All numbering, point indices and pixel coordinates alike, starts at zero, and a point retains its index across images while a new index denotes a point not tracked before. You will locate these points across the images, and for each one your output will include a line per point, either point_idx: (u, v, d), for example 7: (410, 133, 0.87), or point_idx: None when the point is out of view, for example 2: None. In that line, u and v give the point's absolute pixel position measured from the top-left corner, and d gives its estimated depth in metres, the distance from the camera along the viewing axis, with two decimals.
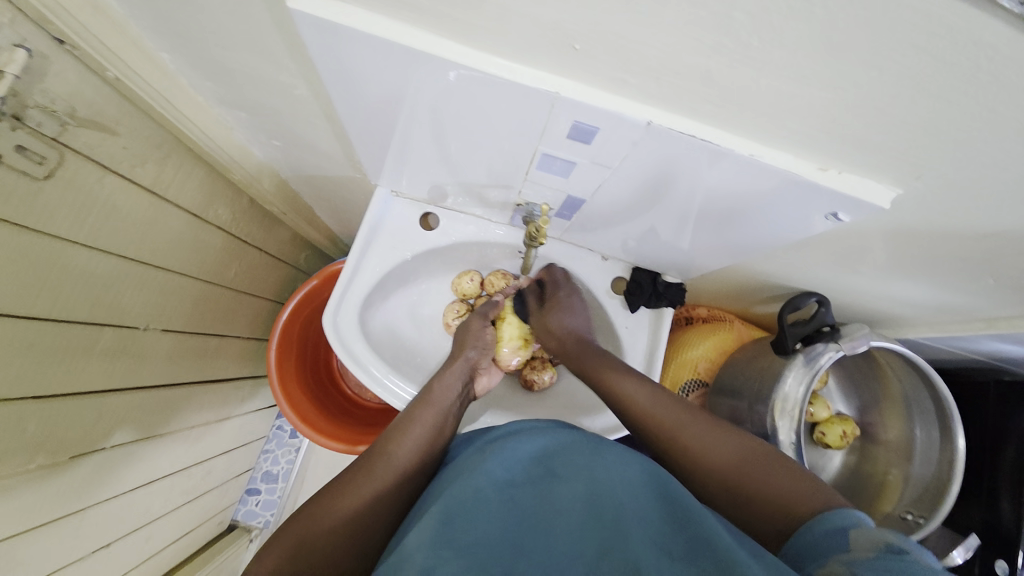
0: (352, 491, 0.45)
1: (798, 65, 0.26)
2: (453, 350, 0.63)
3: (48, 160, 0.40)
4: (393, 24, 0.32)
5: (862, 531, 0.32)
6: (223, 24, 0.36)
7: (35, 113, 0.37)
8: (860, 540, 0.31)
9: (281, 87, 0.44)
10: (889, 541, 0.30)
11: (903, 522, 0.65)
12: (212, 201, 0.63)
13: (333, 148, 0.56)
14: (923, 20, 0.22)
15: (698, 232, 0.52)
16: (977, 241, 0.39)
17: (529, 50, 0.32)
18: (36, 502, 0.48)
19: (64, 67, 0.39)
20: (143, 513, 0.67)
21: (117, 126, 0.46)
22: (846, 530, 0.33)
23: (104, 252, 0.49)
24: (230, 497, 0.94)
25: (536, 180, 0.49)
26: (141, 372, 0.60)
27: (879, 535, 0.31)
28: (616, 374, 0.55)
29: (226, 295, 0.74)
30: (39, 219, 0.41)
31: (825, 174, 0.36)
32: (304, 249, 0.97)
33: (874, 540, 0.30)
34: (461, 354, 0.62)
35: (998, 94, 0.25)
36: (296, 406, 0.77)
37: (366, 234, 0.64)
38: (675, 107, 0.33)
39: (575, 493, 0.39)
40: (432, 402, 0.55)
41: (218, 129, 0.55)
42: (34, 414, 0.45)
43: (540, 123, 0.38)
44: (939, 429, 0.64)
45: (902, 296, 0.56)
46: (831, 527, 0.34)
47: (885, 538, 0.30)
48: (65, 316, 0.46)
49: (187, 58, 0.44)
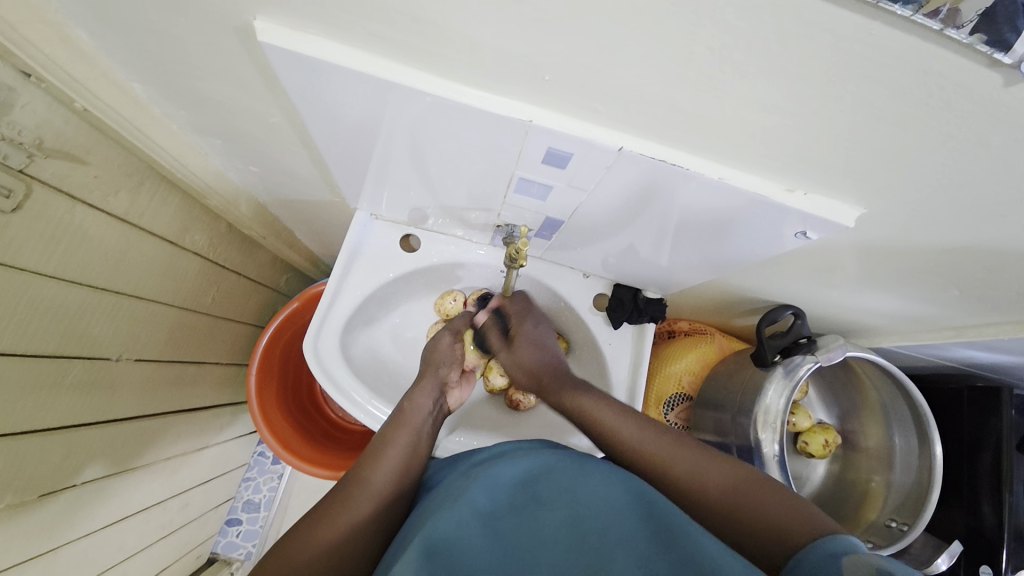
0: (330, 521, 0.44)
1: (761, 95, 0.27)
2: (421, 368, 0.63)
3: (15, 193, 0.39)
4: (367, 56, 0.32)
5: (857, 557, 0.32)
6: (194, 54, 0.36)
7: (2, 145, 0.37)
8: (853, 565, 0.31)
9: (257, 116, 0.44)
10: (881, 565, 0.29)
11: (889, 530, 0.65)
12: (188, 227, 0.62)
13: (311, 173, 0.56)
14: (874, 52, 0.23)
15: (675, 249, 0.53)
16: (941, 255, 0.41)
17: (501, 80, 0.32)
18: (2, 546, 0.46)
19: (32, 98, 0.38)
20: (116, 551, 0.65)
21: (88, 155, 0.45)
22: (842, 556, 0.33)
23: (72, 282, 0.47)
24: (209, 529, 0.91)
25: (514, 202, 0.50)
26: (113, 404, 0.58)
27: (872, 559, 0.31)
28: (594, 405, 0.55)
29: (204, 321, 0.73)
30: (6, 253, 0.40)
31: (792, 194, 0.37)
32: (283, 272, 0.96)
33: (867, 563, 0.30)
34: (430, 371, 0.62)
35: (950, 120, 0.26)
36: (276, 433, 0.75)
37: (346, 257, 0.64)
38: (646, 133, 0.34)
39: (558, 521, 0.38)
40: (405, 422, 0.55)
41: (194, 156, 0.55)
42: (1, 452, 0.44)
43: (516, 149, 0.39)
44: (917, 435, 0.65)
45: (874, 307, 0.57)
46: (827, 554, 0.34)
47: (877, 563, 0.30)
48: (32, 350, 0.45)
49: (160, 88, 0.44)
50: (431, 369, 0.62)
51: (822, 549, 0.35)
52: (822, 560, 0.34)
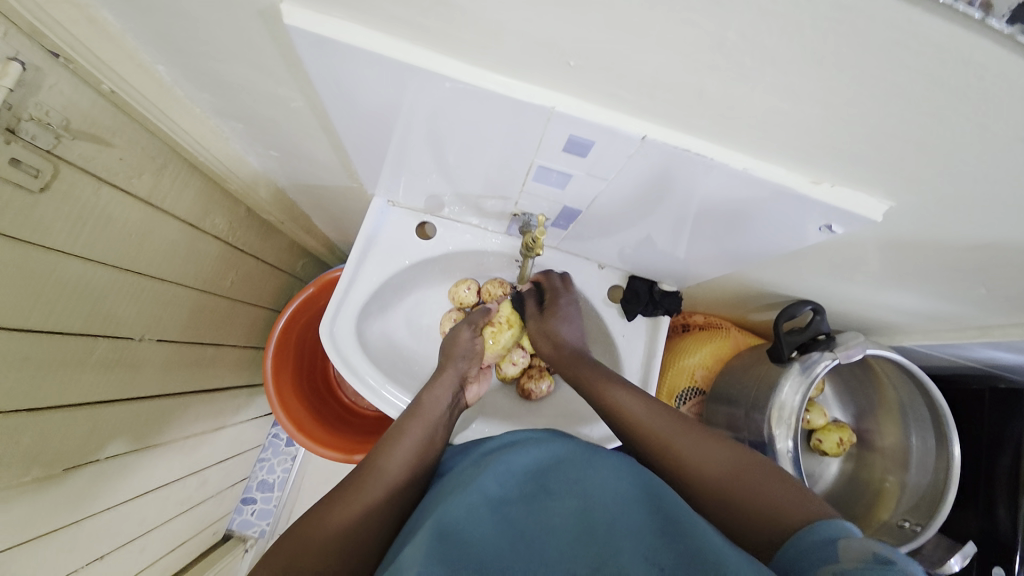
0: (345, 506, 0.44)
1: (791, 83, 0.26)
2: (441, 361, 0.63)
3: (43, 173, 0.40)
4: (390, 39, 0.32)
5: (850, 543, 0.32)
6: (218, 37, 0.36)
7: (31, 125, 0.37)
8: (850, 551, 0.31)
9: (277, 100, 0.44)
10: (877, 552, 0.30)
11: (900, 530, 0.65)
12: (208, 211, 0.63)
13: (329, 158, 0.56)
14: (913, 39, 0.22)
15: (694, 241, 0.52)
16: (971, 252, 0.40)
17: (524, 65, 0.32)
18: (31, 515, 0.48)
19: (58, 79, 0.39)
20: (137, 525, 0.67)
21: (112, 137, 0.45)
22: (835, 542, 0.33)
23: (97, 262, 0.48)
24: (225, 506, 0.93)
25: (532, 191, 0.50)
26: (136, 382, 0.59)
27: (867, 545, 0.31)
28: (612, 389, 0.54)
29: (223, 304, 0.74)
30: (34, 232, 0.40)
31: (818, 187, 0.36)
32: (300, 257, 0.97)
33: (862, 550, 0.31)
34: (449, 366, 0.62)
35: (988, 112, 0.25)
36: (292, 415, 0.76)
37: (363, 243, 0.64)
38: (670, 122, 0.34)
39: (567, 511, 0.39)
40: (422, 414, 0.55)
41: (215, 140, 0.56)
42: (31, 426, 0.45)
43: (536, 136, 0.38)
44: (935, 436, 0.64)
45: (896, 304, 0.56)
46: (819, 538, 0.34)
47: (875, 550, 0.30)
48: (59, 328, 0.46)
49: (183, 71, 0.44)
50: (451, 363, 0.63)
51: (817, 535, 0.35)
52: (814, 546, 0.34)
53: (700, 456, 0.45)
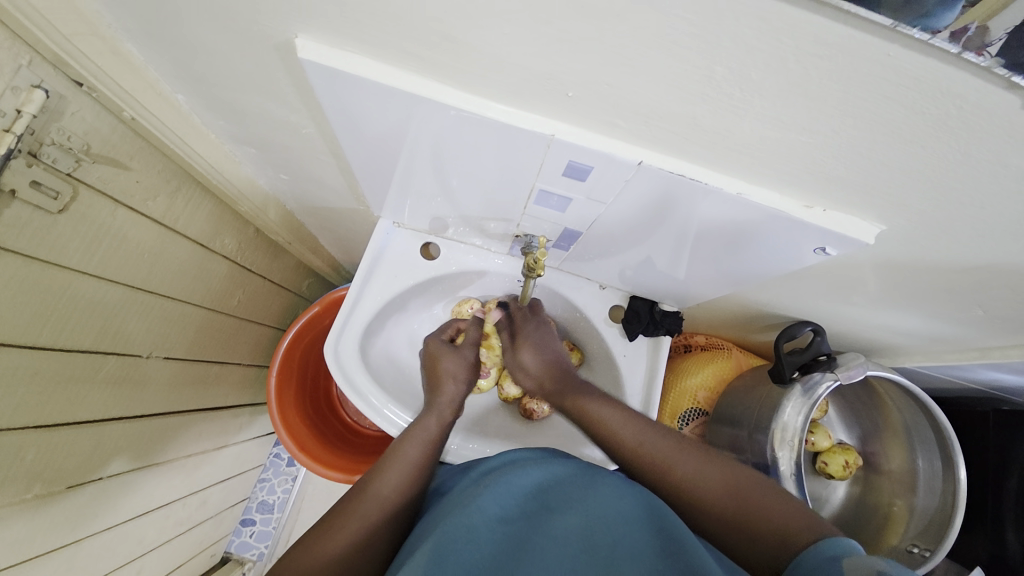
0: (339, 534, 0.44)
1: (780, 112, 0.28)
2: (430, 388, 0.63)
3: (62, 195, 0.41)
4: (398, 71, 0.34)
5: (856, 560, 0.31)
6: (235, 68, 0.38)
7: (52, 150, 0.39)
8: (854, 567, 0.30)
9: (290, 126, 0.46)
10: (881, 569, 0.29)
11: (910, 556, 0.64)
12: (219, 232, 0.64)
13: (338, 182, 0.58)
14: (891, 73, 0.24)
15: (693, 262, 0.53)
16: (963, 274, 0.40)
17: (525, 95, 0.33)
18: (30, 532, 0.48)
19: (81, 107, 0.41)
20: (135, 545, 0.67)
21: (130, 161, 0.47)
22: (841, 559, 0.32)
23: (110, 281, 0.50)
24: (224, 528, 0.93)
25: (534, 214, 0.51)
26: (141, 400, 0.60)
27: (872, 561, 0.30)
28: (604, 413, 0.53)
29: (229, 323, 0.75)
30: (50, 251, 0.42)
31: (811, 211, 0.37)
32: (305, 277, 0.98)
33: (867, 566, 0.30)
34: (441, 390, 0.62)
35: (968, 140, 0.26)
36: (293, 435, 0.76)
37: (369, 264, 0.66)
38: (666, 148, 0.35)
39: (567, 529, 0.38)
40: (413, 439, 0.55)
41: (228, 164, 0.57)
42: (35, 442, 0.46)
43: (538, 161, 0.40)
44: (941, 459, 0.64)
45: (895, 325, 0.57)
46: (823, 559, 0.33)
47: (878, 565, 0.29)
48: (69, 345, 0.47)
49: (200, 99, 0.46)
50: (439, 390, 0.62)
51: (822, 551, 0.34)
52: (818, 564, 0.33)
53: (694, 472, 0.45)
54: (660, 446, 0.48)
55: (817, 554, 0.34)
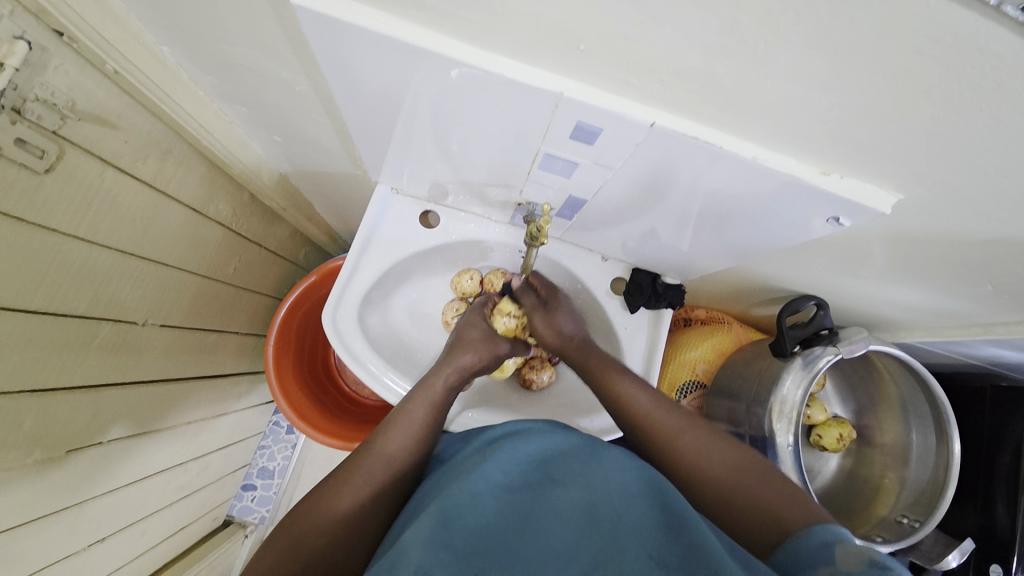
0: (346, 490, 0.45)
1: (805, 68, 0.26)
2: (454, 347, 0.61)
3: (48, 154, 0.40)
4: (399, 21, 0.32)
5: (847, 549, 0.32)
6: (224, 18, 0.36)
7: (36, 106, 0.37)
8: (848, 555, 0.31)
9: (283, 83, 0.44)
10: (873, 557, 0.30)
11: (899, 526, 0.65)
12: (212, 196, 0.63)
13: (334, 144, 0.56)
14: (930, 28, 0.22)
15: (698, 234, 0.52)
16: (976, 247, 0.39)
17: (534, 48, 0.31)
18: (33, 497, 0.48)
19: (64, 59, 0.38)
20: (138, 509, 0.67)
21: (118, 120, 0.45)
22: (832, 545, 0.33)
23: (101, 246, 0.48)
24: (226, 493, 0.94)
25: (537, 180, 0.49)
26: (139, 367, 0.60)
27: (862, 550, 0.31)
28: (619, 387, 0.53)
29: (225, 290, 0.74)
30: (38, 213, 0.40)
31: (827, 178, 0.36)
32: (302, 245, 0.96)
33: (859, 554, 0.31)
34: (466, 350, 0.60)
35: (998, 104, 0.25)
36: (292, 403, 0.76)
37: (366, 232, 0.64)
38: (679, 108, 0.33)
39: (570, 500, 0.38)
40: (422, 396, 0.55)
41: (219, 124, 0.55)
42: (33, 408, 0.45)
43: (543, 123, 0.38)
44: (936, 433, 0.64)
45: (900, 300, 0.56)
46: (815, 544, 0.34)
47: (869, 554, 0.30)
48: (62, 311, 0.46)
49: (189, 52, 0.44)
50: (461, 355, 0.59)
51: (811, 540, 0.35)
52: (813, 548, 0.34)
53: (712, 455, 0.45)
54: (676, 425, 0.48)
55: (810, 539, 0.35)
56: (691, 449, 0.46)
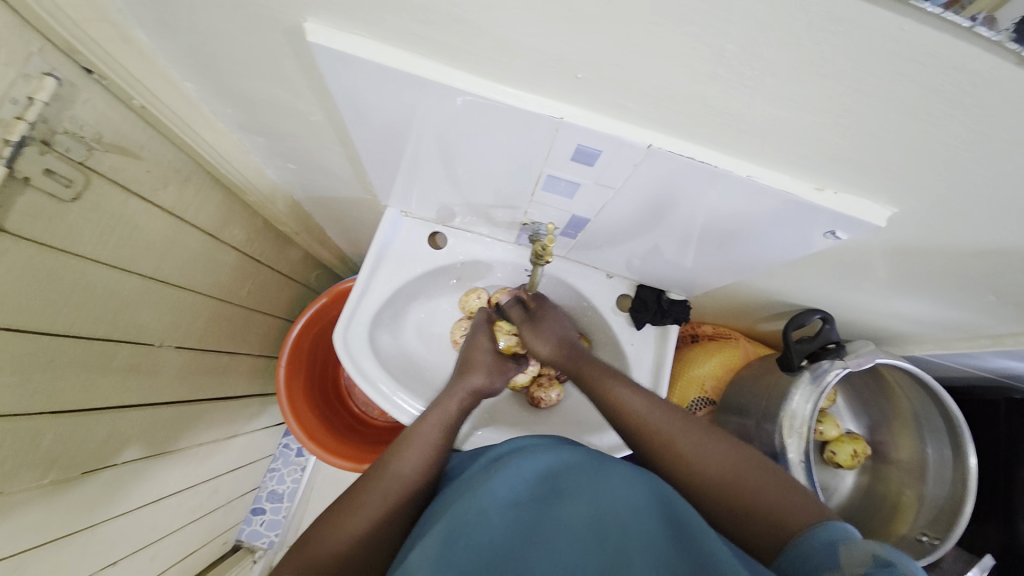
0: (358, 509, 0.45)
1: (792, 91, 0.27)
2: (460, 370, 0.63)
3: (75, 183, 0.42)
4: (407, 55, 0.34)
5: (850, 546, 0.33)
6: (244, 56, 0.39)
7: (65, 138, 0.39)
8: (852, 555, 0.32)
9: (298, 114, 0.46)
10: (878, 553, 0.31)
11: (920, 544, 0.63)
12: (228, 222, 0.65)
13: (345, 171, 0.58)
14: (906, 50, 0.23)
15: (700, 250, 0.53)
16: (975, 258, 0.40)
17: (534, 77, 0.33)
18: (47, 518, 0.49)
19: (92, 94, 0.41)
20: (149, 531, 0.68)
21: (141, 151, 0.48)
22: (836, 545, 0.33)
23: (123, 271, 0.50)
24: (235, 516, 0.94)
25: (541, 200, 0.51)
26: (154, 389, 0.61)
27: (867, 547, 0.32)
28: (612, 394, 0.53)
29: (239, 313, 0.76)
30: (63, 238, 0.42)
31: (822, 193, 0.37)
32: (313, 268, 0.99)
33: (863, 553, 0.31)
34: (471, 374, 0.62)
35: (981, 119, 0.26)
36: (303, 424, 0.77)
37: (376, 254, 0.66)
38: (674, 130, 0.35)
39: (578, 513, 0.38)
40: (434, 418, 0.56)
41: (236, 153, 0.58)
42: (50, 428, 0.47)
43: (545, 146, 0.40)
44: (952, 448, 0.63)
45: (906, 312, 0.56)
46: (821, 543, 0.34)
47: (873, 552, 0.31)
48: (84, 333, 0.48)
49: (209, 87, 0.47)
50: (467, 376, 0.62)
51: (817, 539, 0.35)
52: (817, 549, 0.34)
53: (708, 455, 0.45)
54: (671, 425, 0.48)
55: (816, 539, 0.35)
56: (689, 451, 0.45)
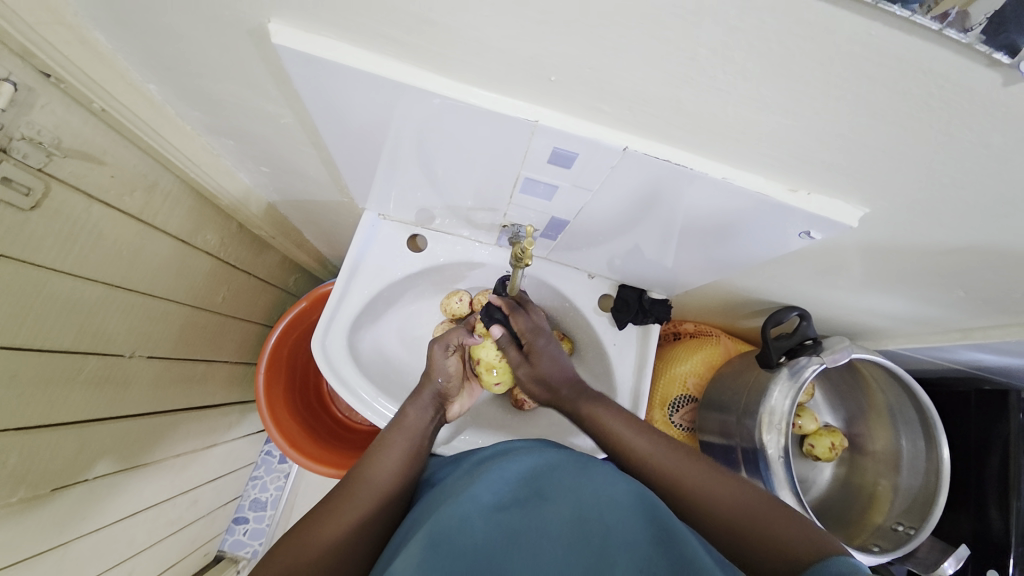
0: (336, 518, 0.44)
1: (765, 94, 0.27)
2: (421, 378, 0.62)
3: (34, 191, 0.40)
4: (379, 57, 0.33)
5: None
6: (213, 58, 0.37)
7: (23, 145, 0.38)
8: None
9: (268, 116, 0.45)
10: None
11: (895, 534, 0.65)
12: (200, 227, 0.63)
13: (320, 174, 0.57)
14: (874, 53, 0.23)
15: (680, 250, 0.54)
16: (945, 255, 0.41)
17: (507, 80, 0.33)
18: (16, 537, 0.47)
19: (50, 99, 0.39)
20: (126, 546, 0.66)
21: (104, 156, 0.46)
22: None
23: (87, 279, 0.48)
24: (216, 527, 0.92)
25: (520, 203, 0.50)
26: (126, 400, 0.59)
27: None
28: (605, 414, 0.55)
29: (214, 320, 0.74)
30: (24, 249, 0.40)
31: (796, 194, 0.37)
32: (291, 272, 0.97)
33: None
34: (435, 379, 0.61)
35: (947, 119, 0.26)
36: (283, 431, 0.76)
37: (353, 259, 0.65)
38: (649, 133, 0.35)
39: (560, 516, 0.38)
40: (405, 425, 0.56)
41: (206, 157, 0.56)
42: (17, 445, 0.45)
43: (521, 150, 0.39)
44: (925, 439, 0.65)
45: (880, 309, 0.57)
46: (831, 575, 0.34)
47: None
48: (48, 346, 0.46)
49: (175, 89, 0.45)
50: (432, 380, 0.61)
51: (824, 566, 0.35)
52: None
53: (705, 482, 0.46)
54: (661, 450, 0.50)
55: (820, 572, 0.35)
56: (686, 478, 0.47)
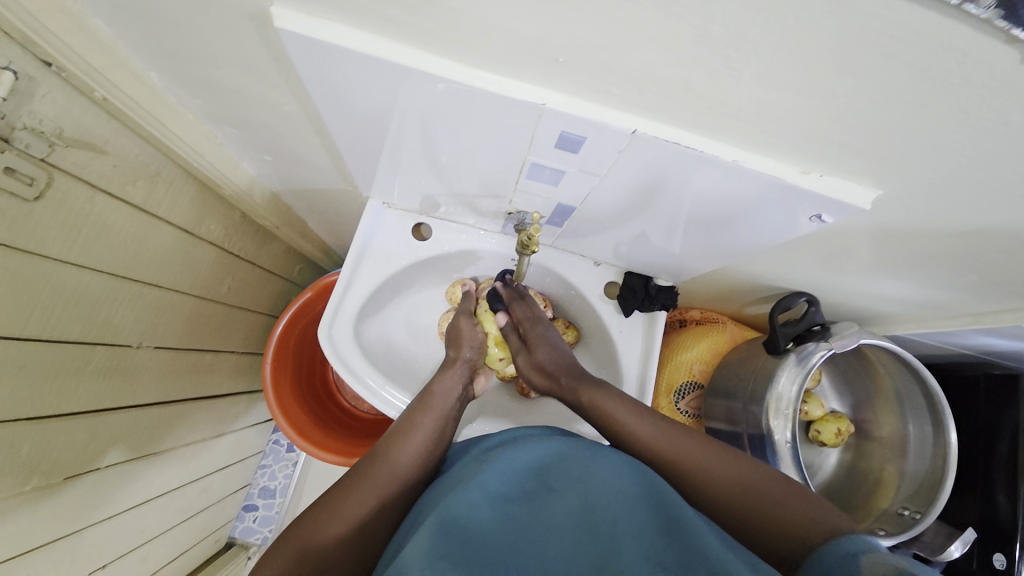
0: (355, 498, 0.45)
1: (779, 73, 0.27)
2: (450, 354, 0.63)
3: (37, 181, 0.40)
4: (382, 40, 0.33)
5: (874, 557, 0.31)
6: (214, 42, 0.37)
7: (25, 134, 0.37)
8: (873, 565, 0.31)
9: (270, 103, 0.45)
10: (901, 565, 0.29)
11: (901, 518, 0.65)
12: (204, 217, 0.63)
13: (324, 161, 0.57)
14: (892, 28, 0.23)
15: (688, 236, 0.53)
16: (958, 238, 0.40)
17: (515, 62, 0.32)
18: (32, 525, 0.48)
19: (52, 88, 0.39)
20: (138, 533, 0.67)
21: (106, 145, 0.46)
22: (858, 557, 0.32)
23: (93, 270, 0.48)
24: (226, 514, 0.93)
25: (526, 189, 0.50)
26: (135, 390, 0.59)
27: (893, 560, 0.30)
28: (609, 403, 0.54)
29: (220, 311, 0.74)
30: (30, 241, 0.40)
31: (807, 177, 0.37)
32: (296, 262, 0.97)
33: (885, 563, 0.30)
34: (460, 357, 0.62)
35: (966, 97, 0.26)
36: (291, 420, 0.76)
37: (358, 248, 0.64)
38: (657, 116, 0.34)
39: (567, 508, 0.38)
40: (432, 406, 0.56)
41: (209, 146, 0.56)
42: (28, 435, 0.45)
43: (527, 135, 0.39)
44: (932, 423, 0.65)
45: (890, 294, 0.57)
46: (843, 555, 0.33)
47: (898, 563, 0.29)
48: (57, 336, 0.46)
49: (176, 76, 0.44)
50: (460, 355, 0.62)
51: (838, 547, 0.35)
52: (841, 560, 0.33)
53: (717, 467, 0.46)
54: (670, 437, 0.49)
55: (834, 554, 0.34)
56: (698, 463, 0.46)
